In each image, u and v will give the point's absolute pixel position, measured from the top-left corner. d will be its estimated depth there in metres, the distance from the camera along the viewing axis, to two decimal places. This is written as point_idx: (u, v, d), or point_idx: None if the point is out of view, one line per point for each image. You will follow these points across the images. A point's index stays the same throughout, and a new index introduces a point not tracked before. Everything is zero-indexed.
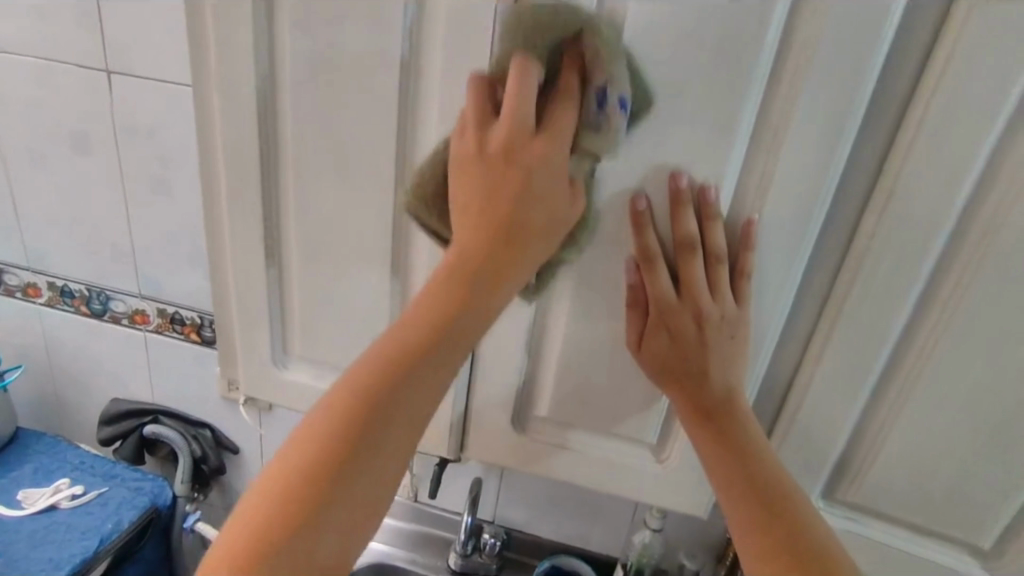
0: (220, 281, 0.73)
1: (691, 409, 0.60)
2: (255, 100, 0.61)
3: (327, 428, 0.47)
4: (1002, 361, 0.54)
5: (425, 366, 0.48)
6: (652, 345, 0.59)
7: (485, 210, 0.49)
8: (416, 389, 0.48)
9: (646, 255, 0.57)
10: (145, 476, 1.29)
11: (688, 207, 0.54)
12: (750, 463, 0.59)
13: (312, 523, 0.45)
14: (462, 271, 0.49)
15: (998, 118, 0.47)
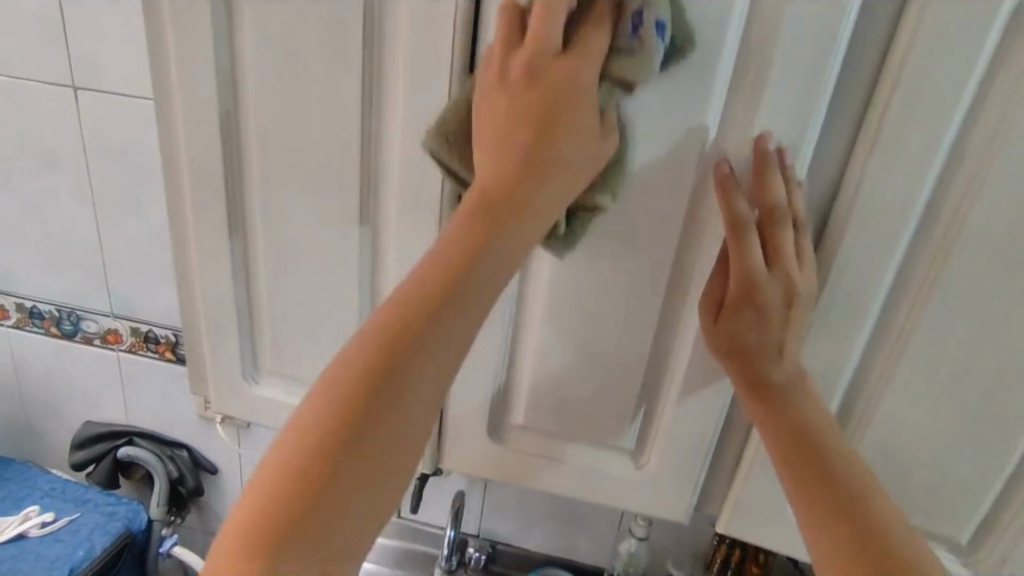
0: (187, 296, 0.72)
1: (752, 386, 0.56)
2: (217, 109, 0.60)
3: (321, 428, 0.42)
4: (970, 355, 0.54)
5: (446, 310, 0.44)
6: (733, 320, 0.54)
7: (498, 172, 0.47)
8: (423, 353, 0.44)
9: (736, 224, 0.51)
10: (119, 501, 1.25)
11: (778, 171, 0.51)
12: (825, 449, 0.54)
13: (325, 480, 0.41)
14: (457, 253, 0.45)
15: (956, 114, 0.48)
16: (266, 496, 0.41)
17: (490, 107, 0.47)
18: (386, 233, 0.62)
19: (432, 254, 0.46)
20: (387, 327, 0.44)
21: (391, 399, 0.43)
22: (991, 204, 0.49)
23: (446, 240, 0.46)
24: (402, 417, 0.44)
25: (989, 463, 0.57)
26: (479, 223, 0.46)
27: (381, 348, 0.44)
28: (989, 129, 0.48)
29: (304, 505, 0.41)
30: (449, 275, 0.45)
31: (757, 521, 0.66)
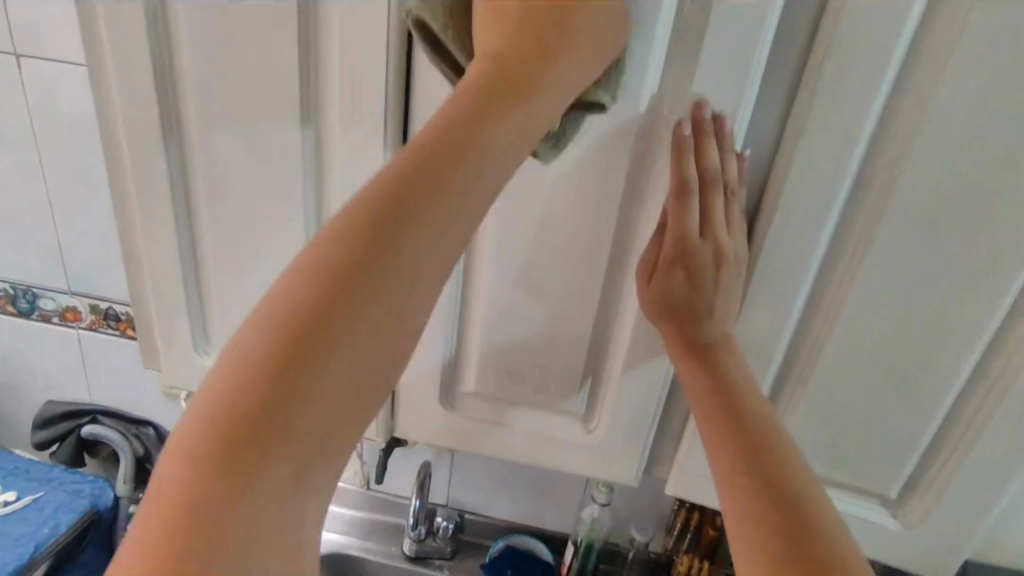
0: (132, 269, 0.70)
1: (687, 347, 0.57)
2: (152, 74, 0.58)
3: (249, 384, 0.35)
4: (898, 316, 0.56)
5: (413, 209, 0.39)
6: (665, 282, 0.56)
7: (512, 61, 0.43)
8: (392, 256, 0.38)
9: (680, 187, 0.52)
10: (84, 479, 1.24)
11: (716, 140, 0.52)
12: (748, 411, 0.55)
13: (288, 380, 0.35)
14: (458, 122, 0.41)
15: (885, 80, 0.48)
16: (235, 360, 0.36)
17: (499, 11, 0.44)
18: (331, 201, 0.61)
19: (494, 20, 0.45)
20: (457, 125, 0.40)
21: (394, 274, 0.38)
22: (917, 169, 0.50)
23: (430, 124, 0.41)
24: (379, 326, 0.38)
25: (916, 422, 0.60)
26: (530, 45, 0.43)
27: (375, 237, 0.38)
28: (914, 95, 0.49)
29: (209, 533, 0.33)
30: (441, 161, 0.40)
31: (701, 483, 0.68)
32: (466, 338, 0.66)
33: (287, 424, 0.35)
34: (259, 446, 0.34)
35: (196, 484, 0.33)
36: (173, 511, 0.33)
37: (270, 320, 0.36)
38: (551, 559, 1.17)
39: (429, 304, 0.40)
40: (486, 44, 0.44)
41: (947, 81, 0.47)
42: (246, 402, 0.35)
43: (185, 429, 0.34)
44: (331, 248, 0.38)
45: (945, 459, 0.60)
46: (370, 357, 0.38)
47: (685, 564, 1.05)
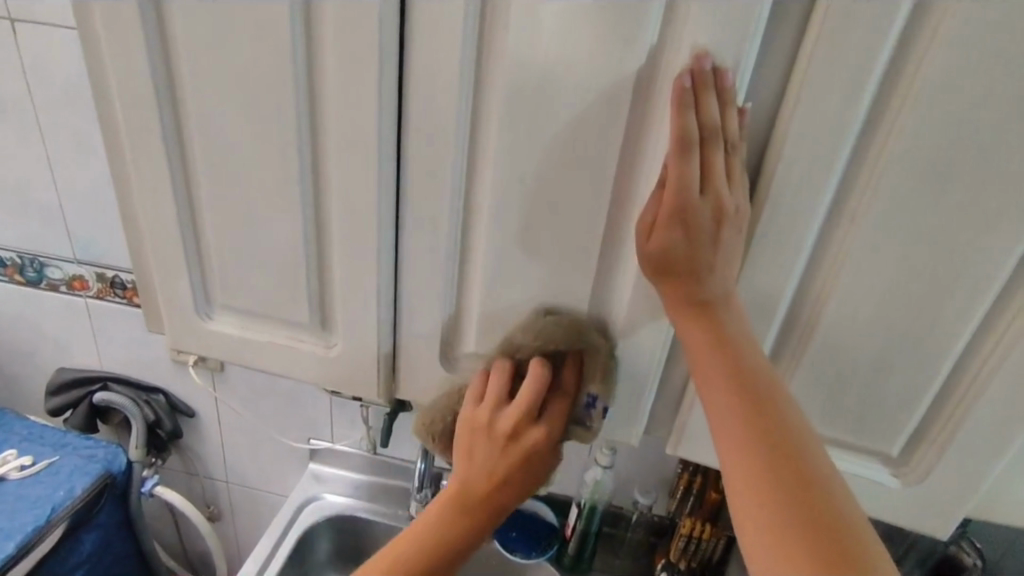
0: (133, 234, 0.70)
1: (685, 306, 0.56)
2: (139, 33, 0.56)
3: (449, 536, 0.68)
4: (901, 274, 0.55)
5: (497, 497, 0.68)
6: (664, 236, 0.54)
7: (508, 433, 0.66)
8: (507, 500, 0.69)
9: (682, 140, 0.51)
10: (97, 444, 1.27)
11: (715, 91, 0.50)
12: (745, 374, 0.55)
13: (451, 556, 0.68)
14: (504, 472, 0.67)
15: (896, 21, 0.46)
16: (428, 543, 0.67)
17: (478, 442, 0.67)
18: (326, 163, 0.60)
19: (475, 442, 0.67)
20: (484, 478, 0.67)
21: (485, 510, 0.68)
22: (923, 121, 0.49)
23: (489, 459, 0.67)
24: (519, 496, 0.69)
25: (918, 378, 0.59)
26: (502, 468, 0.66)
27: (519, 474, 0.67)
28: (929, 35, 0.47)
29: (449, 553, 0.68)
30: (498, 476, 0.67)
31: (702, 442, 0.68)
32: (461, 303, 0.66)
33: (451, 548, 0.68)
34: (455, 559, 0.68)
35: (414, 561, 0.66)
36: (404, 562, 0.66)
37: (464, 504, 0.68)
38: (555, 520, 1.18)
39: (530, 488, 0.69)
40: (460, 457, 0.68)
41: (959, 23, 0.45)
42: (442, 558, 0.67)
43: (402, 539, 0.68)
44: (451, 506, 0.68)
45: (947, 415, 0.60)
46: (479, 526, 0.69)
47: (687, 526, 1.07)
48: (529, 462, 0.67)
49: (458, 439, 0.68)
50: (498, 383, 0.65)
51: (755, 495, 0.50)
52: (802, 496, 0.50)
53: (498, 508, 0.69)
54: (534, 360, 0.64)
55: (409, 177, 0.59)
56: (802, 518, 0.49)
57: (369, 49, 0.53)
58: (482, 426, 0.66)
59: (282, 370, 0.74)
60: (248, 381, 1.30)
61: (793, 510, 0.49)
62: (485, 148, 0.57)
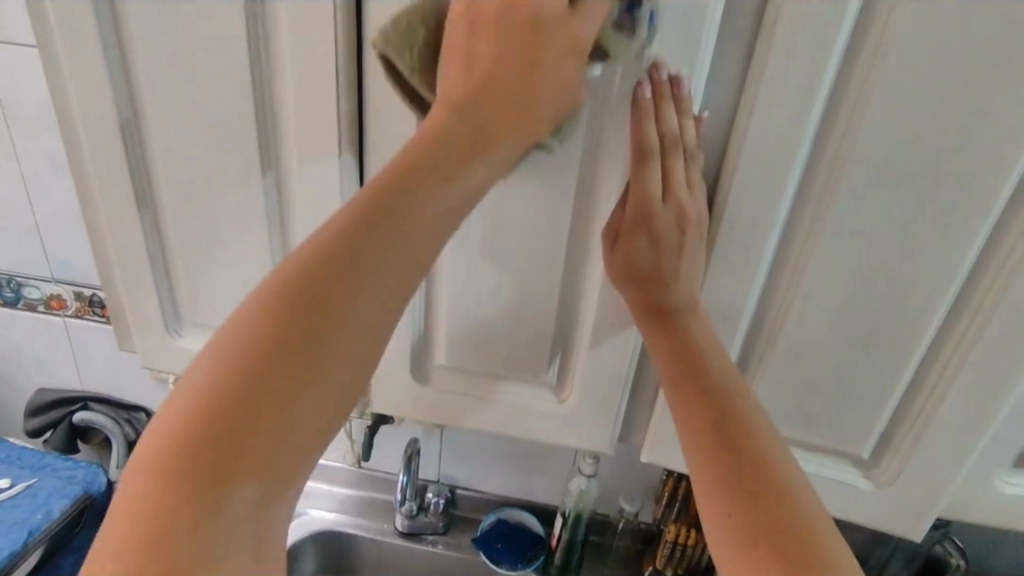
0: (100, 253, 0.70)
1: (650, 312, 0.57)
2: (99, 53, 0.56)
3: (290, 288, 0.40)
4: (861, 277, 0.55)
5: (375, 226, 0.42)
6: (629, 245, 0.55)
7: (525, 19, 0.46)
8: (372, 265, 0.42)
9: (642, 150, 0.51)
10: (77, 465, 1.25)
11: (671, 101, 0.51)
12: (705, 375, 0.54)
13: (270, 374, 0.38)
14: (455, 137, 0.45)
15: (843, 29, 0.47)
16: (216, 356, 0.38)
17: (466, 65, 0.46)
18: (289, 179, 0.60)
19: (463, 144, 0.45)
20: (461, 107, 0.46)
21: (336, 323, 0.40)
22: (874, 127, 0.49)
23: (424, 143, 0.44)
24: (411, 255, 0.43)
25: (883, 380, 0.59)
26: (505, 59, 0.46)
27: (445, 146, 0.45)
28: (876, 42, 0.47)
29: (268, 405, 0.38)
30: (416, 155, 0.44)
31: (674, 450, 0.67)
32: (430, 315, 0.66)
33: (269, 406, 0.38)
34: (290, 362, 0.39)
35: (183, 439, 0.36)
36: (200, 415, 0.36)
37: (313, 252, 0.41)
38: (541, 530, 1.18)
39: (440, 187, 0.44)
40: (450, 55, 0.47)
41: (904, 31, 0.46)
42: (246, 375, 0.38)
43: (186, 398, 0.37)
44: (324, 270, 0.40)
45: (914, 417, 0.60)
46: (343, 334, 0.40)
47: (672, 532, 1.06)
48: (557, 57, 0.46)
49: (448, 40, 0.47)
50: (498, 10, 0.46)
51: (710, 492, 0.49)
52: (755, 496, 0.47)
53: (404, 252, 0.43)
54: None
55: None
56: (753, 517, 0.46)
57: (326, 64, 0.53)
58: (485, 58, 0.46)
59: None
60: None
61: (745, 509, 0.47)
62: None
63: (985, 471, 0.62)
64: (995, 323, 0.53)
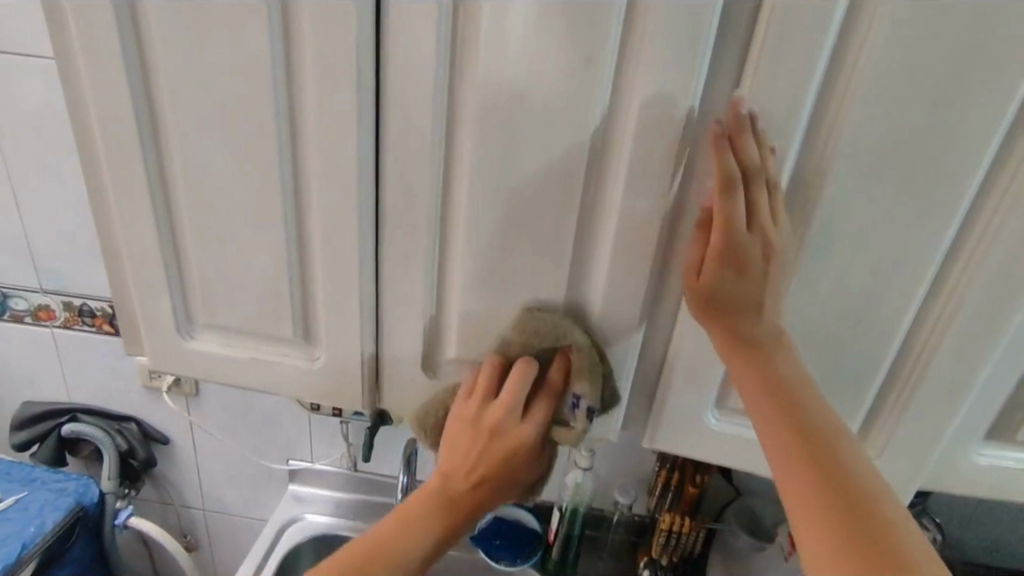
0: (110, 257, 0.71)
1: (734, 343, 0.61)
2: (119, 60, 0.58)
3: (434, 490, 0.74)
4: (848, 263, 0.60)
5: (466, 454, 0.71)
6: (715, 277, 0.59)
7: (491, 428, 0.69)
8: (490, 471, 0.71)
9: (725, 184, 0.55)
10: (68, 477, 1.24)
11: (749, 137, 0.54)
12: (790, 401, 0.60)
13: (409, 515, 0.73)
14: (507, 417, 0.68)
15: (830, 34, 0.50)
16: (401, 515, 0.73)
17: (507, 397, 0.67)
18: (305, 181, 0.62)
19: (494, 413, 0.68)
20: (500, 391, 0.68)
21: (438, 485, 0.73)
22: (858, 125, 0.54)
23: (502, 409, 0.68)
24: (495, 467, 0.71)
25: (869, 359, 0.64)
26: (482, 451, 0.70)
27: (498, 428, 0.69)
28: (860, 41, 0.51)
29: (399, 541, 0.71)
30: (489, 426, 0.69)
31: (677, 434, 0.71)
32: (441, 309, 0.68)
33: (393, 549, 0.71)
34: (407, 518, 0.73)
35: (359, 552, 0.70)
36: (360, 551, 0.70)
37: (449, 459, 0.71)
38: (538, 527, 1.20)
39: (501, 451, 0.70)
40: (448, 438, 0.71)
41: (884, 35, 0.50)
42: (406, 527, 0.72)
43: (349, 551, 0.70)
44: (435, 481, 0.73)
45: (898, 392, 0.65)
46: (439, 493, 0.73)
47: (667, 521, 1.10)
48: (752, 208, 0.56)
49: (448, 427, 0.71)
50: (491, 376, 0.68)
51: (803, 506, 0.58)
52: (839, 493, 0.57)
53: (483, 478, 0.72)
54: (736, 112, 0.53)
55: (388, 191, 0.61)
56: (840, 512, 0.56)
57: (345, 70, 0.55)
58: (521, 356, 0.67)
59: (266, 385, 0.75)
60: (225, 403, 1.29)
61: (829, 505, 0.57)
62: (459, 160, 0.59)
63: (963, 441, 0.67)
64: (969, 296, 0.58)
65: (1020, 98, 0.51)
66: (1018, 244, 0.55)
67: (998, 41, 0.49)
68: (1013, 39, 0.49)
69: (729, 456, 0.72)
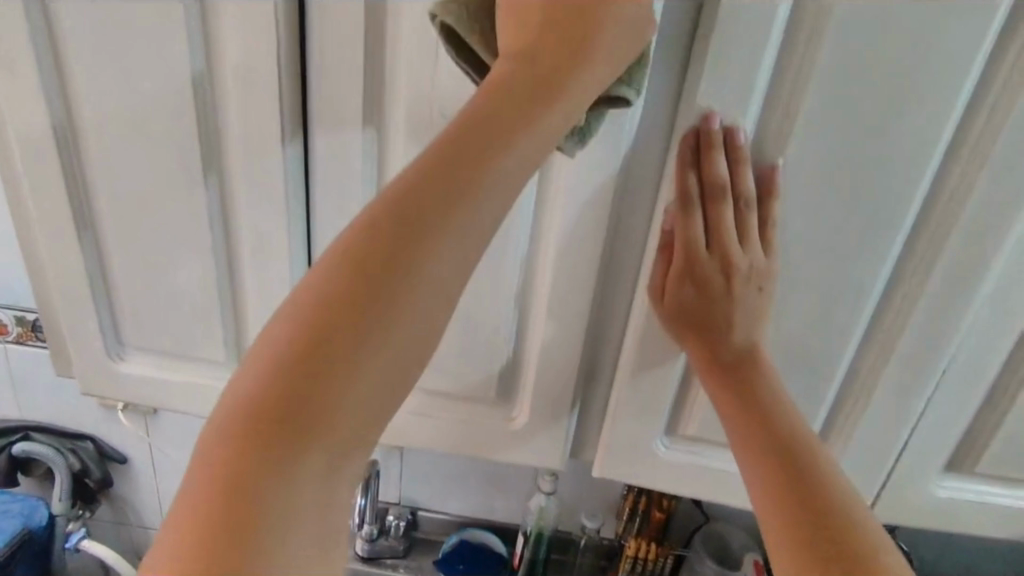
0: (37, 275, 0.67)
1: (712, 366, 0.56)
2: (33, 71, 0.55)
3: (308, 309, 0.35)
4: (798, 292, 0.56)
5: (383, 285, 0.35)
6: (674, 297, 0.55)
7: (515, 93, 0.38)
8: (379, 315, 0.35)
9: (684, 200, 0.52)
10: (13, 498, 1.20)
11: (718, 151, 0.50)
12: (768, 412, 0.54)
13: (303, 381, 0.34)
14: (503, 80, 0.38)
15: (769, 52, 0.47)
16: (257, 357, 0.34)
17: (522, 11, 0.39)
18: (233, 198, 0.59)
19: (501, 106, 0.37)
20: (516, 56, 0.39)
21: (345, 369, 0.34)
22: (802, 147, 0.51)
23: (488, 88, 0.38)
24: (410, 287, 0.36)
25: (823, 391, 0.61)
26: (461, 170, 0.36)
27: (505, 96, 0.38)
28: (802, 58, 0.48)
29: (287, 441, 0.33)
30: (503, 111, 0.37)
31: (627, 465, 0.67)
32: None
33: (309, 424, 0.34)
34: (311, 362, 0.34)
35: (210, 488, 0.32)
36: (217, 471, 0.32)
37: (305, 304, 0.35)
38: (504, 552, 1.17)
39: (503, 156, 0.37)
40: (504, 9, 0.40)
41: (827, 55, 0.47)
42: (271, 409, 0.33)
43: (212, 426, 0.34)
44: (319, 282, 0.35)
45: (852, 423, 0.62)
46: (384, 389, 0.36)
47: (633, 548, 1.07)
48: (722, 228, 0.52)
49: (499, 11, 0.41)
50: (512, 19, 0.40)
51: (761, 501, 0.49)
52: (796, 484, 0.49)
53: (411, 232, 0.36)
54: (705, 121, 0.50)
55: (318, 208, 0.59)
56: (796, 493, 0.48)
57: (269, 86, 0.53)
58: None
59: (201, 409, 0.72)
60: (182, 422, 1.25)
61: (769, 482, 0.50)
62: (392, 178, 0.57)
63: (921, 474, 0.64)
64: (916, 324, 0.56)
65: (950, 130, 0.49)
66: (960, 273, 0.53)
67: (941, 62, 0.46)
68: (961, 58, 0.46)
69: (680, 486, 0.69)
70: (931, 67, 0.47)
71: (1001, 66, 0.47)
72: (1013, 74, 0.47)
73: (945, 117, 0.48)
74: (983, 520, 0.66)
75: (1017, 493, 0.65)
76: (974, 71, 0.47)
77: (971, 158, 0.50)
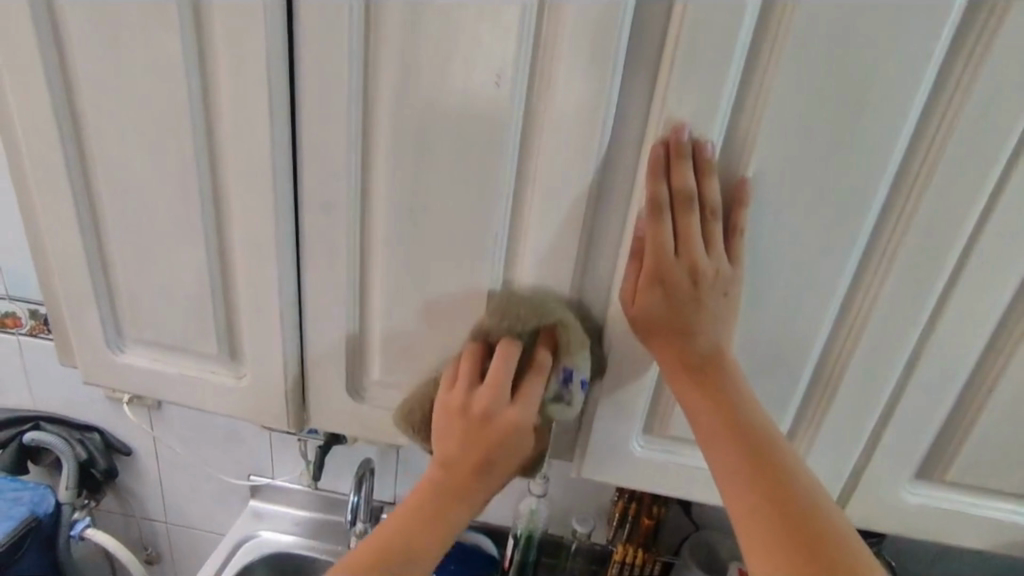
0: (42, 269, 0.71)
1: (682, 365, 0.57)
2: (42, 76, 0.59)
3: (402, 538, 0.62)
4: (766, 295, 0.58)
5: (462, 495, 0.63)
6: (646, 300, 0.56)
7: (483, 414, 0.61)
8: (456, 518, 0.63)
9: (654, 206, 0.53)
10: (23, 486, 1.24)
11: (687, 161, 0.52)
12: (735, 411, 0.57)
13: (416, 517, 0.63)
14: (463, 424, 0.61)
15: (734, 66, 0.49)
16: (378, 550, 0.61)
17: (462, 393, 0.61)
18: (226, 199, 0.62)
19: (451, 423, 0.62)
20: (465, 415, 0.61)
21: (444, 503, 0.63)
22: (768, 157, 0.52)
23: (456, 444, 0.62)
24: (472, 491, 0.63)
25: (789, 390, 0.62)
26: (484, 442, 0.61)
27: (469, 421, 0.61)
28: (762, 75, 0.50)
29: (409, 539, 0.62)
30: (472, 424, 0.61)
31: (606, 466, 0.68)
32: (364, 330, 0.67)
33: (426, 541, 0.62)
34: (430, 526, 0.63)
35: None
36: (363, 558, 0.61)
37: (417, 507, 0.63)
38: (496, 552, 1.18)
39: (509, 440, 0.61)
40: (442, 409, 0.62)
41: (789, 69, 0.49)
42: (389, 554, 0.61)
43: (358, 556, 0.61)
44: (420, 499, 0.63)
45: (822, 429, 0.63)
46: (461, 511, 0.64)
47: (621, 553, 1.07)
48: (690, 236, 0.54)
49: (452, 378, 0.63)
50: (472, 363, 0.62)
51: (749, 509, 0.54)
52: (775, 492, 0.54)
53: (467, 490, 0.63)
54: (675, 133, 0.52)
55: (305, 209, 0.61)
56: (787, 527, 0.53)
57: (259, 92, 0.56)
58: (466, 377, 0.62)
59: (194, 401, 0.74)
60: (185, 416, 1.29)
61: (753, 494, 0.54)
62: (376, 182, 0.59)
63: (892, 481, 0.65)
64: (877, 331, 0.58)
65: (902, 145, 0.51)
66: (916, 281, 0.55)
67: (896, 77, 0.48)
68: (917, 75, 0.48)
69: (659, 485, 0.69)
70: (883, 86, 0.49)
71: (950, 86, 0.49)
72: (968, 91, 0.48)
73: (897, 133, 0.50)
74: (956, 529, 0.67)
75: (990, 501, 0.66)
76: (923, 90, 0.49)
77: (925, 174, 0.52)
